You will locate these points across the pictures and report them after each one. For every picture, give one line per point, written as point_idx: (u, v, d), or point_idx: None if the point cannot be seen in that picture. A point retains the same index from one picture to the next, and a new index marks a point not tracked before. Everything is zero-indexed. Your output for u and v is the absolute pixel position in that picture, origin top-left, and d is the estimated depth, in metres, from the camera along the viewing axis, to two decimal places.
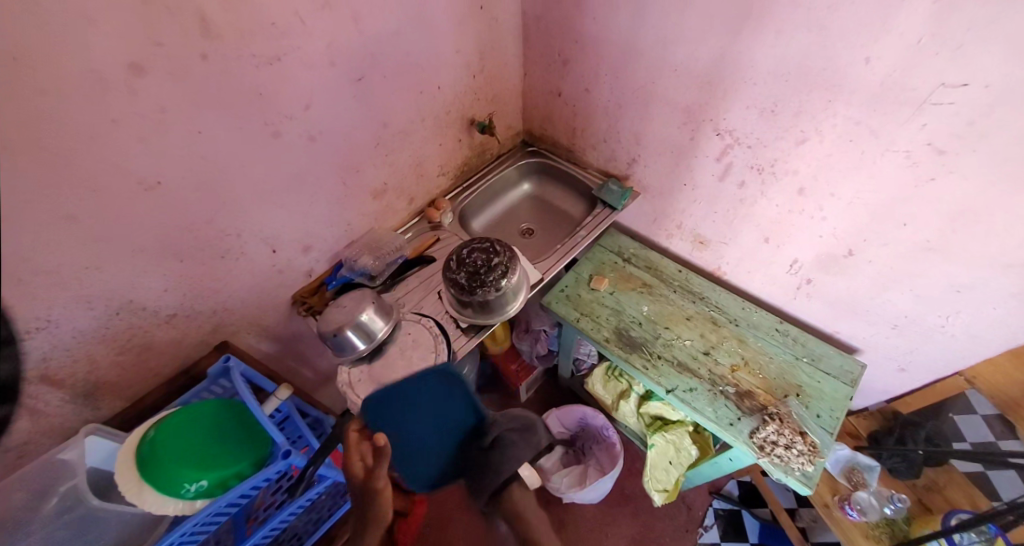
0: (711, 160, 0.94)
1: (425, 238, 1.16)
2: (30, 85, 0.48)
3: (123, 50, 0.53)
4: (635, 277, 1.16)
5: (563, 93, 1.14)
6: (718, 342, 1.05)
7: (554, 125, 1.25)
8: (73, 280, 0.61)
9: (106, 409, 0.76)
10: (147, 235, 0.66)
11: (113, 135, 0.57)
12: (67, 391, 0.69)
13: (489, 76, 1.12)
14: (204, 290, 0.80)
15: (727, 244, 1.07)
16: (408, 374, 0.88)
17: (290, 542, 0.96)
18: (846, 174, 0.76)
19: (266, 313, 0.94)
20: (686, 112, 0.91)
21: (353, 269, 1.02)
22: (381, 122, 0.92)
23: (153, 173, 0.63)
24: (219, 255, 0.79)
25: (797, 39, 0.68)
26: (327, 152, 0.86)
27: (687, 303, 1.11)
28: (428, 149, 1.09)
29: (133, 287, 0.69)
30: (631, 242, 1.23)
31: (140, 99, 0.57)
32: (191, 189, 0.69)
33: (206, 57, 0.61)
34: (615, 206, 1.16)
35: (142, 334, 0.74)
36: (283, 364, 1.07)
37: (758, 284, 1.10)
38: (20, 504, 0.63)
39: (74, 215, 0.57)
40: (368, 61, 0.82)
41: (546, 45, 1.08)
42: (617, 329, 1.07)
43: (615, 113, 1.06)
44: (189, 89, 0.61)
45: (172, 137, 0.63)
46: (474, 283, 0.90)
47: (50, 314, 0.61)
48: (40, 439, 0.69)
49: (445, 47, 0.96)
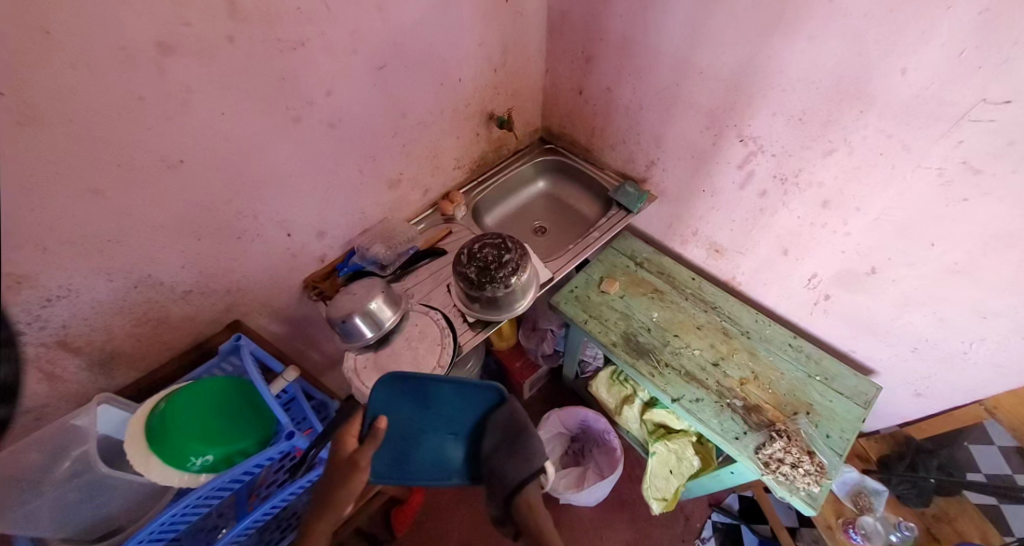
0: (732, 167, 0.91)
1: (438, 230, 1.16)
2: (62, 59, 0.49)
3: (152, 28, 0.54)
4: (646, 282, 1.15)
5: (585, 92, 1.13)
6: (728, 353, 1.03)
7: (574, 124, 1.23)
8: (94, 251, 0.62)
9: (120, 378, 0.78)
10: (167, 212, 0.68)
11: (139, 112, 0.58)
12: (83, 359, 0.71)
13: (511, 71, 1.11)
14: (219, 269, 0.81)
15: (743, 254, 1.04)
16: (412, 364, 0.88)
17: (290, 522, 0.98)
18: (873, 189, 0.74)
19: (278, 294, 0.96)
20: (710, 116, 0.88)
21: (365, 257, 1.03)
22: (400, 112, 0.93)
23: (175, 151, 0.64)
24: (235, 235, 0.80)
25: (830, 46, 0.66)
26: (346, 139, 0.86)
27: (698, 312, 1.09)
28: (446, 142, 1.10)
29: (151, 262, 0.70)
30: (644, 247, 1.21)
31: (166, 77, 0.58)
32: (212, 169, 0.70)
33: (231, 39, 0.61)
34: (631, 209, 1.14)
35: (158, 309, 0.76)
36: (292, 346, 1.08)
37: (773, 297, 1.07)
38: (33, 465, 0.64)
39: (97, 189, 0.59)
40: (391, 50, 0.82)
41: (571, 41, 1.06)
42: (626, 334, 1.06)
43: (636, 114, 1.04)
44: (212, 71, 0.62)
45: (195, 116, 0.63)
46: (483, 278, 0.89)
47: (71, 284, 0.62)
48: (55, 404, 0.72)
49: (469, 39, 0.95)
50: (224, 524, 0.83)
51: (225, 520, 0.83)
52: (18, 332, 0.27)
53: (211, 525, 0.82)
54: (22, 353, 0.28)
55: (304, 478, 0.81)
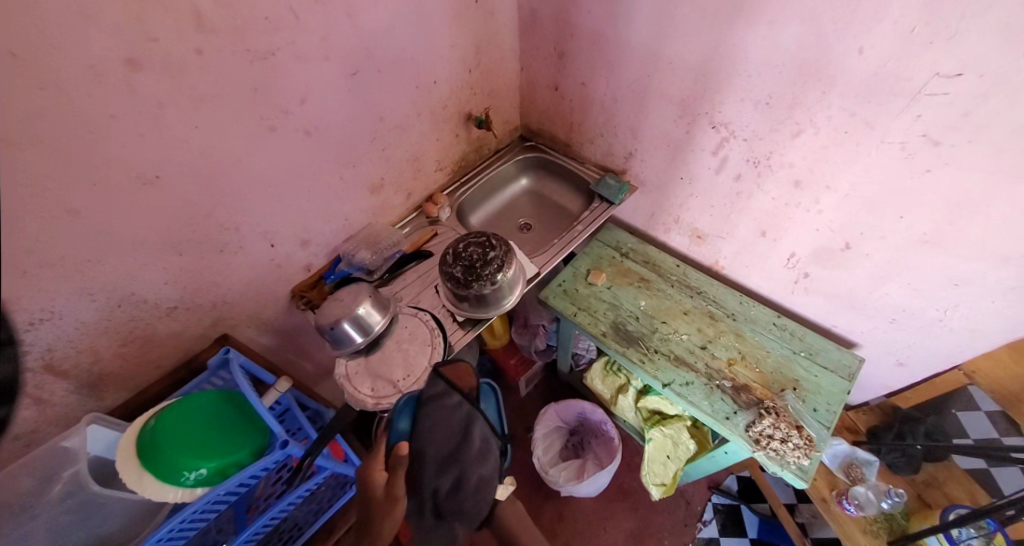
0: (707, 154, 0.93)
1: (423, 233, 1.17)
2: (29, 80, 0.49)
3: (120, 46, 0.54)
4: (632, 272, 1.16)
5: (560, 88, 1.14)
6: (714, 336, 1.04)
7: (552, 120, 1.25)
8: (75, 272, 0.62)
9: (109, 399, 0.78)
10: (146, 228, 0.68)
11: (112, 130, 0.58)
12: (71, 382, 0.71)
13: (486, 71, 1.12)
14: (204, 283, 0.81)
15: (724, 239, 1.06)
16: (404, 366, 0.88)
17: (291, 533, 0.97)
18: (842, 166, 0.76)
19: (265, 306, 0.96)
20: (682, 105, 0.90)
21: (352, 263, 1.03)
22: (377, 118, 0.93)
23: (152, 167, 0.64)
24: (218, 249, 0.80)
25: (790, 30, 0.67)
26: (324, 147, 0.87)
27: (684, 298, 1.11)
28: (426, 144, 1.10)
29: (134, 280, 0.70)
30: (629, 237, 1.23)
31: (137, 93, 0.58)
32: (190, 183, 0.70)
33: (201, 52, 0.62)
34: (613, 201, 1.16)
35: (144, 327, 0.76)
36: (284, 357, 1.08)
37: (756, 279, 1.09)
38: (24, 489, 0.63)
39: (74, 209, 0.58)
40: (364, 55, 0.83)
41: (543, 39, 1.08)
42: (614, 323, 1.08)
43: (612, 107, 1.05)
44: (184, 84, 0.62)
45: (169, 132, 0.64)
46: (469, 276, 0.90)
47: (53, 306, 0.62)
48: (45, 428, 0.71)
49: (441, 41, 0.96)
50: (224, 540, 0.81)
51: (226, 535, 0.82)
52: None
53: (210, 540, 0.80)
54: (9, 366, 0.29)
55: (303, 486, 0.81)
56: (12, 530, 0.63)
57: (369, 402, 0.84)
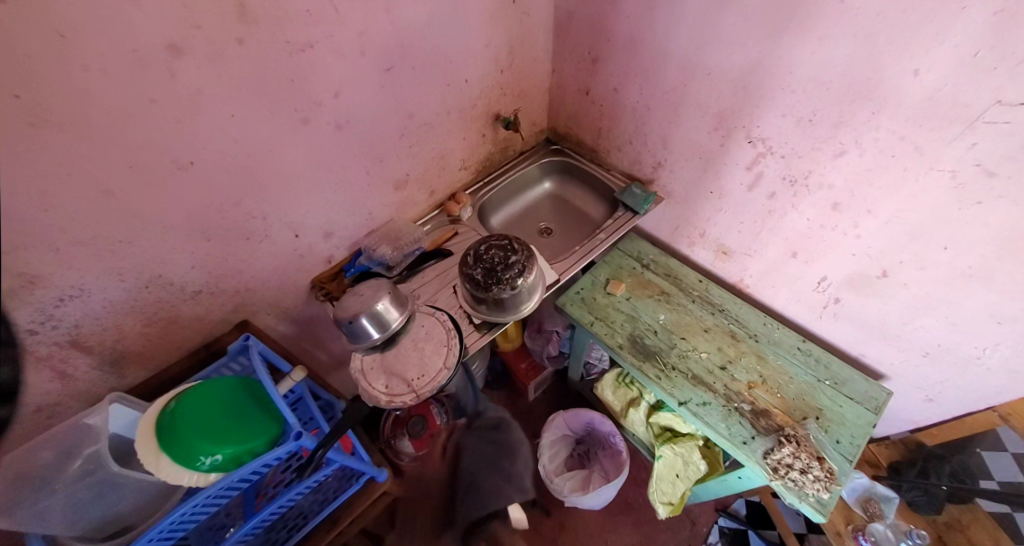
0: (740, 169, 0.90)
1: (444, 231, 1.17)
2: (74, 62, 0.50)
3: (162, 31, 0.54)
4: (653, 284, 1.14)
5: (592, 93, 1.12)
6: (735, 357, 1.02)
7: (580, 125, 1.23)
8: (106, 252, 0.64)
9: (130, 377, 0.80)
10: (177, 213, 0.69)
11: (150, 114, 0.58)
12: (96, 358, 0.73)
13: (518, 72, 1.11)
14: (227, 269, 0.82)
15: (751, 257, 1.03)
16: (418, 365, 0.87)
17: (296, 521, 0.99)
18: (884, 192, 0.73)
19: (285, 294, 0.97)
20: (718, 117, 0.88)
21: (372, 258, 1.04)
22: (407, 114, 0.93)
23: (186, 153, 0.65)
24: (244, 236, 0.81)
25: (841, 47, 0.65)
26: (353, 140, 0.87)
27: (706, 314, 1.08)
28: (453, 143, 1.10)
29: (162, 262, 0.71)
30: (651, 248, 1.21)
31: (177, 79, 0.59)
32: (222, 171, 0.70)
33: (241, 41, 0.62)
34: (637, 211, 1.13)
35: (168, 308, 0.78)
36: (300, 346, 1.10)
37: (782, 300, 1.06)
38: (45, 462, 0.64)
39: (110, 190, 0.59)
40: (398, 51, 0.82)
41: (578, 43, 1.06)
42: (632, 336, 1.06)
43: (644, 115, 1.03)
44: (223, 73, 0.63)
45: (205, 118, 0.64)
46: (490, 279, 0.89)
47: (82, 283, 0.64)
48: (69, 402, 0.73)
49: (476, 41, 0.95)
50: (232, 524, 0.83)
51: (233, 520, 0.84)
52: (16, 338, 0.27)
53: (218, 524, 0.82)
54: (15, 360, 0.27)
55: (312, 478, 0.81)
56: (31, 505, 0.62)
57: (381, 399, 0.83)
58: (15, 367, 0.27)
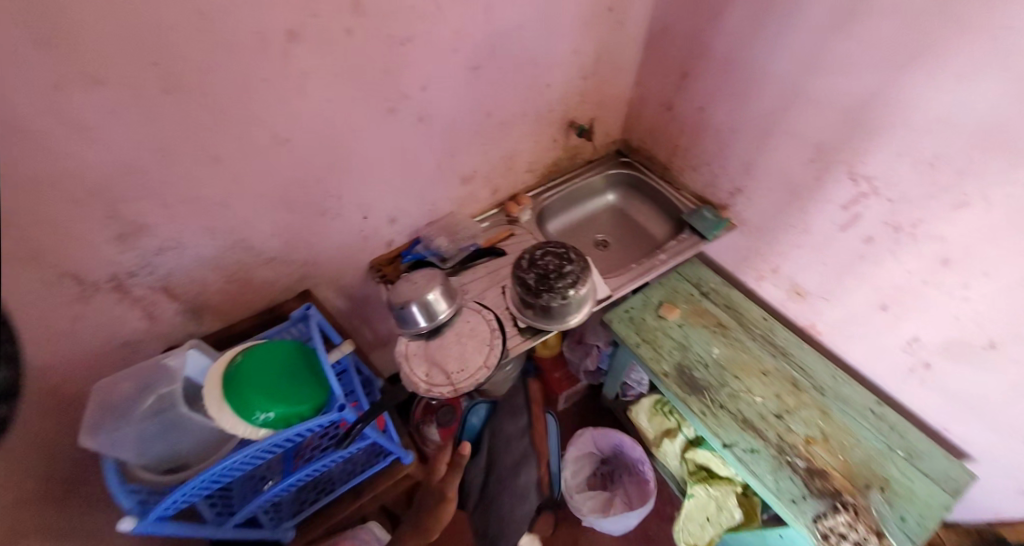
0: (835, 207, 0.84)
1: (501, 231, 1.17)
2: (207, 38, 0.55)
3: (285, 17, 0.59)
4: (710, 315, 1.09)
5: (675, 108, 1.08)
6: (794, 407, 0.95)
7: (656, 141, 1.20)
8: (203, 211, 0.70)
9: (205, 325, 0.88)
10: (267, 183, 0.74)
11: (260, 91, 0.63)
12: (179, 304, 0.81)
13: (600, 80, 1.09)
14: (300, 241, 0.88)
15: (830, 302, 0.96)
16: (459, 359, 0.88)
17: (325, 485, 1.04)
18: (1004, 255, 0.65)
19: (346, 271, 1.02)
20: (817, 148, 0.82)
21: (428, 248, 1.06)
22: (485, 113, 0.94)
23: (284, 129, 0.69)
24: (320, 212, 0.86)
25: (977, 89, 0.58)
26: (431, 133, 0.89)
27: (766, 356, 1.02)
28: (523, 145, 1.10)
29: (247, 226, 0.78)
30: (713, 276, 1.15)
31: (290, 62, 0.63)
32: (312, 149, 0.75)
33: (350, 31, 0.65)
34: (705, 235, 1.08)
35: (246, 269, 0.84)
36: (351, 321, 1.15)
37: (858, 354, 0.97)
38: (123, 393, 0.72)
39: (216, 156, 0.66)
40: (489, 51, 0.84)
41: (668, 57, 1.03)
42: (679, 365, 1.01)
43: (729, 139, 0.98)
44: (329, 59, 0.66)
45: (306, 100, 0.68)
46: (542, 285, 0.88)
47: (179, 236, 0.71)
48: (152, 339, 0.82)
49: (565, 47, 0.95)
50: (270, 477, 0.89)
51: (271, 474, 0.89)
52: None
53: (257, 475, 0.89)
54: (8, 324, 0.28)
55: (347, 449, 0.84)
56: (110, 430, 0.68)
57: (421, 386, 0.85)
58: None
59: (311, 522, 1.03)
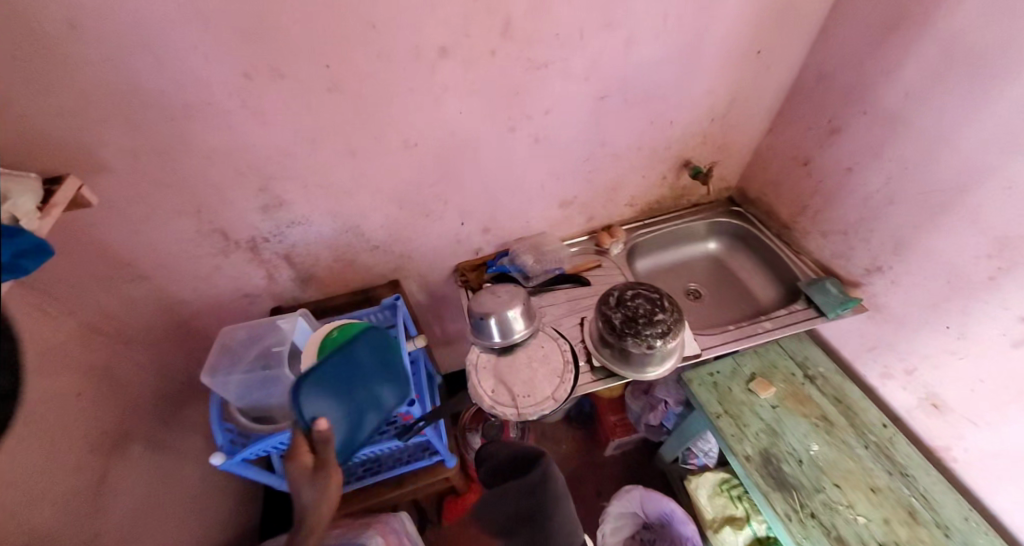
0: (1012, 317, 0.68)
1: (588, 260, 1.12)
2: (372, 47, 0.61)
3: (441, 35, 0.63)
4: (813, 403, 0.95)
5: (811, 165, 0.97)
6: (908, 543, 0.79)
7: (779, 195, 1.08)
8: (332, 197, 0.78)
9: (307, 294, 0.97)
10: (388, 180, 0.80)
11: (404, 99, 0.69)
12: (292, 272, 0.90)
13: (729, 123, 1.02)
14: (402, 236, 0.93)
15: (978, 426, 0.78)
16: (527, 384, 0.85)
17: (374, 466, 1.08)
18: None
19: (434, 270, 1.06)
20: (1000, 243, 0.67)
21: (513, 262, 1.05)
22: (601, 142, 0.93)
23: (415, 135, 0.75)
24: (425, 213, 0.90)
25: None
26: (544, 155, 0.90)
27: (877, 470, 0.86)
28: (630, 177, 1.06)
29: (363, 216, 0.85)
30: (824, 360, 1.01)
31: (435, 75, 0.68)
32: (434, 156, 0.80)
33: (494, 52, 0.68)
34: (826, 312, 0.94)
35: (352, 252, 0.92)
36: (426, 316, 1.19)
37: (1007, 500, 0.78)
38: (239, 338, 0.82)
39: (353, 150, 0.73)
40: (619, 83, 0.82)
41: (816, 109, 0.93)
42: (765, 451, 0.89)
43: (876, 209, 0.85)
44: (469, 77, 0.70)
45: (439, 111, 0.73)
46: (627, 328, 0.83)
47: (307, 215, 0.80)
48: (263, 296, 0.93)
49: (699, 86, 0.90)
50: None
51: None
52: None
53: None
54: None
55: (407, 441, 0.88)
56: (221, 372, 0.76)
57: (485, 402, 0.83)
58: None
59: (354, 495, 1.06)
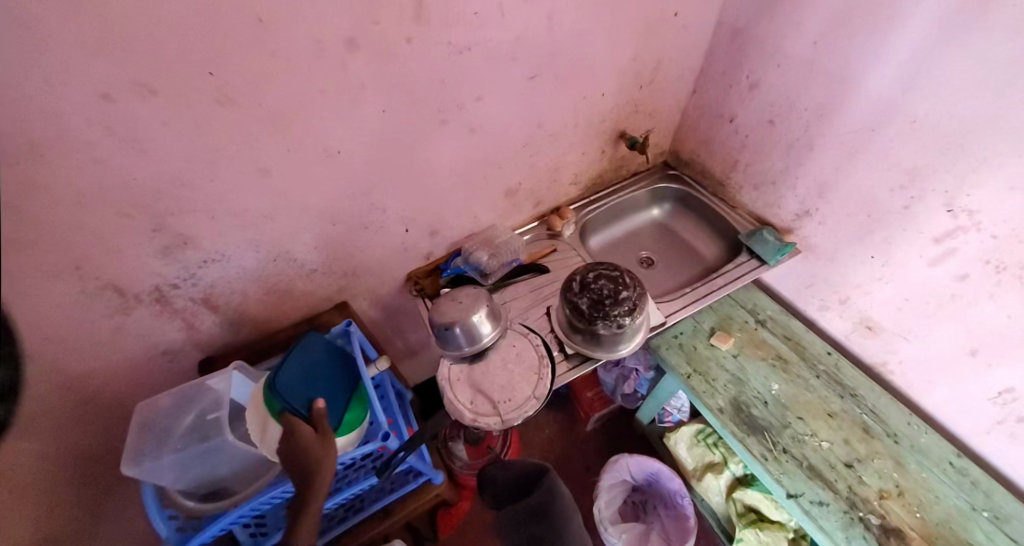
0: (925, 239, 0.74)
1: (543, 247, 1.10)
2: (264, 46, 0.52)
3: (345, 25, 0.56)
4: (769, 346, 1.00)
5: (736, 122, 1.01)
6: (866, 456, 0.86)
7: (710, 154, 1.12)
8: (249, 224, 0.69)
9: (242, 336, 0.86)
10: (314, 196, 0.72)
11: (315, 103, 0.61)
12: (219, 315, 0.79)
13: (656, 89, 1.03)
14: (342, 254, 0.85)
15: (908, 340, 0.86)
16: (506, 387, 0.82)
17: (355, 502, 1.01)
18: None
19: (384, 283, 0.98)
20: (911, 174, 0.73)
21: (468, 261, 0.99)
22: (537, 123, 0.89)
23: (336, 142, 0.67)
24: (363, 225, 0.82)
25: None
26: (481, 145, 0.85)
27: (832, 396, 0.93)
28: (571, 155, 1.04)
29: (293, 239, 0.76)
30: (771, 304, 1.07)
31: (347, 72, 0.60)
32: (362, 162, 0.72)
33: (410, 40, 0.62)
34: (767, 260, 0.99)
35: (286, 281, 0.82)
36: (382, 332, 1.11)
37: (937, 400, 0.88)
38: (165, 410, 0.69)
39: (266, 169, 0.64)
40: (547, 60, 0.79)
41: (734, 67, 0.96)
42: (735, 400, 0.94)
43: (800, 155, 0.90)
44: (386, 69, 0.63)
45: (360, 112, 0.65)
46: (595, 312, 0.82)
47: (224, 249, 0.70)
48: (189, 348, 0.81)
49: (624, 54, 0.89)
50: None
51: None
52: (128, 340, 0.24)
53: None
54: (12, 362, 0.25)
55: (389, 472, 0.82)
56: (149, 458, 0.65)
57: (466, 416, 0.79)
58: (12, 363, 0.25)
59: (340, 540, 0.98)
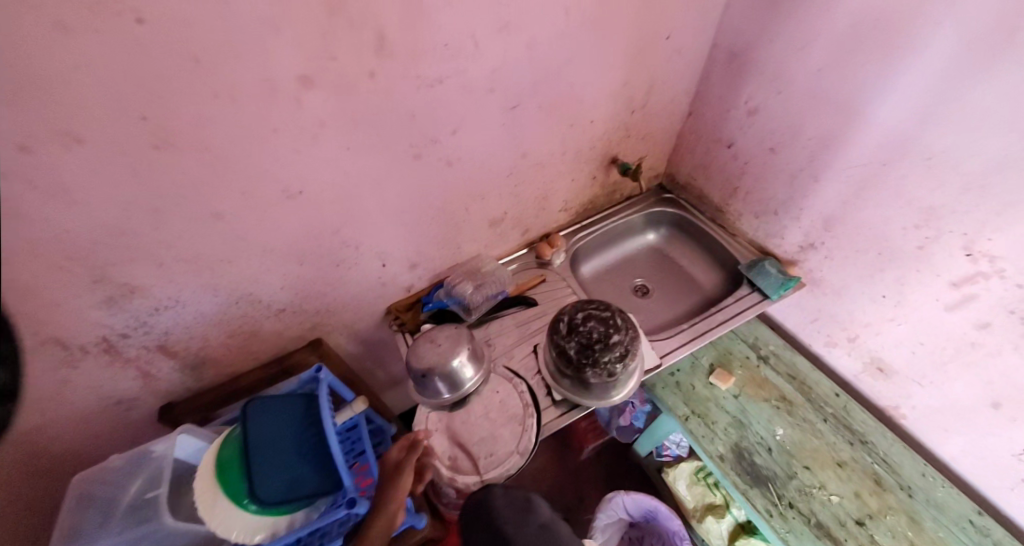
0: (942, 282, 0.68)
1: (531, 276, 1.04)
2: (205, 86, 0.47)
3: (297, 62, 0.50)
4: (771, 385, 0.94)
5: (735, 148, 0.95)
6: (878, 512, 0.79)
7: (709, 178, 1.06)
8: (205, 269, 0.63)
9: (206, 379, 0.81)
10: (276, 237, 0.66)
11: (270, 143, 0.55)
12: (177, 362, 0.74)
13: (649, 114, 0.97)
14: (313, 293, 0.79)
15: (922, 385, 0.80)
16: (487, 440, 0.77)
17: None
18: None
19: (362, 319, 0.93)
20: (928, 213, 0.67)
21: (450, 293, 0.93)
22: (522, 153, 0.84)
23: (297, 182, 0.61)
24: (335, 263, 0.77)
25: None
26: (462, 176, 0.79)
27: (841, 443, 0.86)
28: (560, 183, 0.98)
29: (256, 281, 0.70)
30: (774, 338, 1.00)
31: (303, 110, 0.55)
32: (329, 200, 0.67)
33: (372, 75, 0.56)
34: (768, 294, 0.93)
35: (251, 323, 0.77)
36: (362, 366, 1.05)
37: (954, 450, 0.81)
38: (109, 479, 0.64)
39: (220, 213, 0.58)
40: (529, 90, 0.74)
41: (732, 91, 0.91)
42: (737, 447, 0.87)
43: (803, 184, 0.84)
44: (347, 105, 0.58)
45: (320, 150, 0.60)
46: (583, 358, 0.76)
47: (178, 296, 0.64)
48: (146, 396, 0.75)
49: (614, 79, 0.84)
50: None
51: None
52: None
53: None
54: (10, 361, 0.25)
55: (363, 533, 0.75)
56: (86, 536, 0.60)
57: (443, 475, 0.74)
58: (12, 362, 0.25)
59: None
